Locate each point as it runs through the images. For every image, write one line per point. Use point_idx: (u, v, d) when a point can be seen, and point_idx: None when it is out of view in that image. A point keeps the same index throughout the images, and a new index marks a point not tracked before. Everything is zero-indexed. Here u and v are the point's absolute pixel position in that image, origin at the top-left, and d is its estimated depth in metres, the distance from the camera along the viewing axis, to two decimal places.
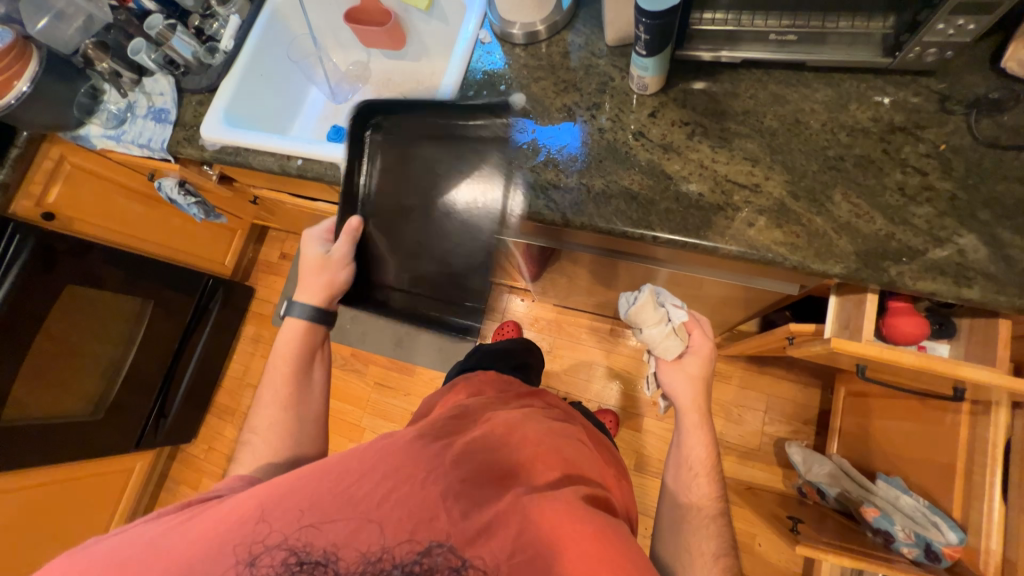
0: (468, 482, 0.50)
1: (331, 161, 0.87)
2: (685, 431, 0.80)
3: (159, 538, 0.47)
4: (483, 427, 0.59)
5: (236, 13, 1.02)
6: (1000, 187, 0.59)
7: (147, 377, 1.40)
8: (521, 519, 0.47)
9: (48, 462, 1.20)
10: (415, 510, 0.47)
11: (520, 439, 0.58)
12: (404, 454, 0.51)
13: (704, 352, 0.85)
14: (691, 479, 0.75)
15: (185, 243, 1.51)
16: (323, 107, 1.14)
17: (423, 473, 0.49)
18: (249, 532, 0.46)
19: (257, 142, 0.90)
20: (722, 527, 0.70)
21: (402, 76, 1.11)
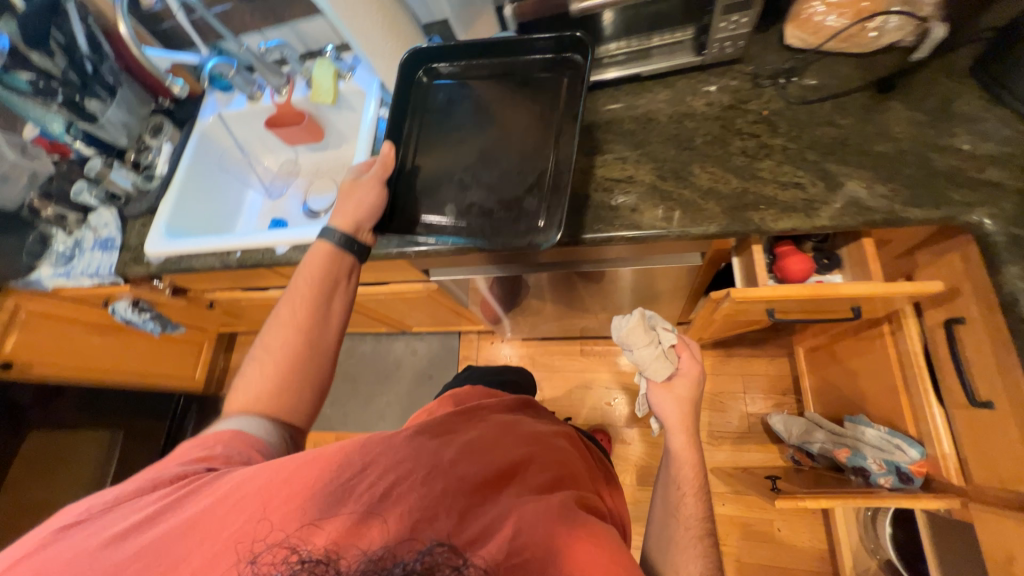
0: (467, 481, 0.48)
1: (267, 245, 0.95)
2: (675, 452, 0.73)
3: (158, 521, 0.46)
4: (477, 429, 0.58)
5: (169, 141, 1.14)
6: (819, 131, 0.69)
7: None
8: (518, 518, 0.45)
9: None
10: (413, 513, 0.44)
11: (513, 441, 0.57)
12: (404, 450, 0.50)
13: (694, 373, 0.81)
14: (678, 497, 0.68)
15: (152, 364, 1.52)
16: (262, 205, 1.24)
17: (424, 471, 0.48)
18: (249, 528, 0.44)
19: (196, 245, 0.98)
20: (710, 549, 0.62)
21: (329, 163, 1.23)
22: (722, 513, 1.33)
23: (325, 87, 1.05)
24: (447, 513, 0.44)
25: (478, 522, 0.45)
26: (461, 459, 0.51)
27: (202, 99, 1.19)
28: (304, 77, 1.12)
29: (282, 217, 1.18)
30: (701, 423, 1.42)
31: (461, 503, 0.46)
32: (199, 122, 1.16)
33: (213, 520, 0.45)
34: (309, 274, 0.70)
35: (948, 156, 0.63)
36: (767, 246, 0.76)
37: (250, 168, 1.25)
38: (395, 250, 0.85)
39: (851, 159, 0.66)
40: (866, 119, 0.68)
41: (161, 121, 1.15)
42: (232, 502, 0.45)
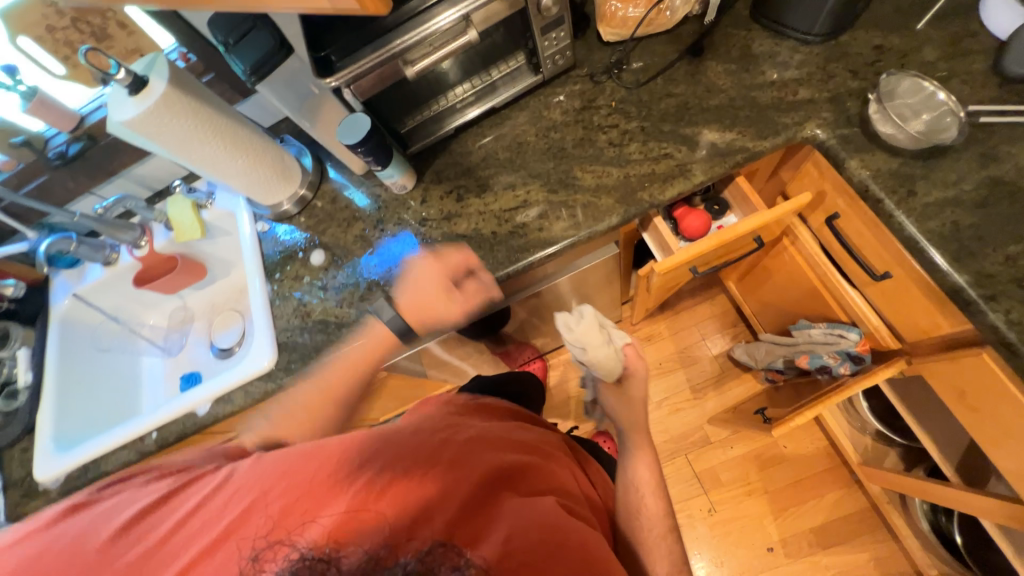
0: (454, 480, 0.47)
1: (188, 410, 0.85)
2: (631, 451, 0.73)
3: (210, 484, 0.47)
4: (483, 427, 0.58)
5: (24, 345, 0.98)
6: (664, 103, 0.77)
7: None
8: (505, 521, 0.46)
9: None
10: (429, 506, 0.45)
11: (511, 444, 0.56)
12: (407, 450, 0.49)
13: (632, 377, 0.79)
14: (638, 498, 0.66)
15: None
16: (164, 369, 1.10)
17: (419, 470, 0.47)
18: (252, 509, 0.44)
19: (103, 445, 0.87)
20: (673, 542, 0.63)
21: (222, 295, 1.13)
22: (733, 456, 1.38)
23: (187, 222, 0.97)
24: (459, 505, 0.45)
25: (485, 523, 0.45)
26: (473, 451, 0.52)
27: (49, 283, 1.05)
28: (161, 221, 1.04)
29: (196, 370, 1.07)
30: (681, 383, 1.49)
31: (486, 516, 0.46)
32: (53, 309, 1.01)
33: (239, 480, 0.47)
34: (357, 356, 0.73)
35: (768, 90, 0.72)
36: (665, 216, 0.82)
37: (143, 330, 1.13)
38: (329, 358, 0.79)
39: (697, 119, 0.74)
40: (695, 82, 0.76)
41: (6, 327, 0.99)
42: (250, 485, 0.46)
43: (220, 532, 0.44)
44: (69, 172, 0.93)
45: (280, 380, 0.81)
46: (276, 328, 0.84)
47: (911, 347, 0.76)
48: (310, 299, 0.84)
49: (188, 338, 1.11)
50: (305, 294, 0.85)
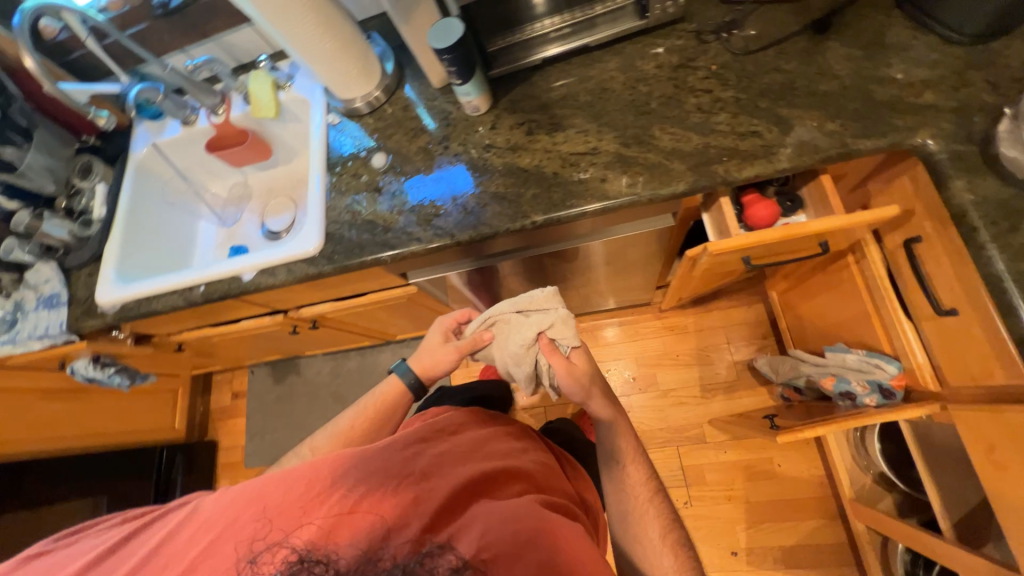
0: (427, 492, 0.57)
1: (234, 274, 0.91)
2: (615, 435, 0.88)
3: (220, 503, 0.57)
4: (452, 441, 0.68)
5: (102, 181, 1.06)
6: (768, 78, 0.71)
7: None
8: (479, 521, 0.56)
9: None
10: (408, 514, 0.55)
11: (479, 453, 0.67)
12: (381, 467, 0.59)
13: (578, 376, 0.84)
14: (624, 474, 0.86)
15: (120, 422, 1.57)
16: (217, 235, 1.18)
17: (392, 482, 0.58)
18: (259, 528, 0.54)
19: (157, 286, 0.95)
20: (660, 503, 0.84)
21: (280, 180, 1.19)
22: (723, 461, 1.39)
23: (264, 100, 0.98)
24: (434, 511, 0.56)
25: (457, 520, 0.56)
26: (438, 466, 0.62)
27: (132, 129, 1.11)
28: (240, 92, 1.05)
29: (245, 243, 1.15)
30: (692, 379, 1.48)
31: (460, 519, 0.56)
32: (132, 155, 1.08)
33: (243, 501, 0.56)
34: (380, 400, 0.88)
35: (887, 86, 0.66)
36: (733, 198, 0.79)
37: (204, 197, 1.19)
38: (370, 258, 0.82)
39: (800, 102, 0.69)
40: (808, 61, 0.70)
41: (89, 161, 1.06)
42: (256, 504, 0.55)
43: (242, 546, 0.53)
44: (168, 24, 0.96)
45: (322, 266, 0.85)
46: (326, 218, 0.87)
47: (952, 393, 0.72)
48: (364, 199, 0.87)
49: (243, 213, 1.18)
50: (359, 192, 0.88)
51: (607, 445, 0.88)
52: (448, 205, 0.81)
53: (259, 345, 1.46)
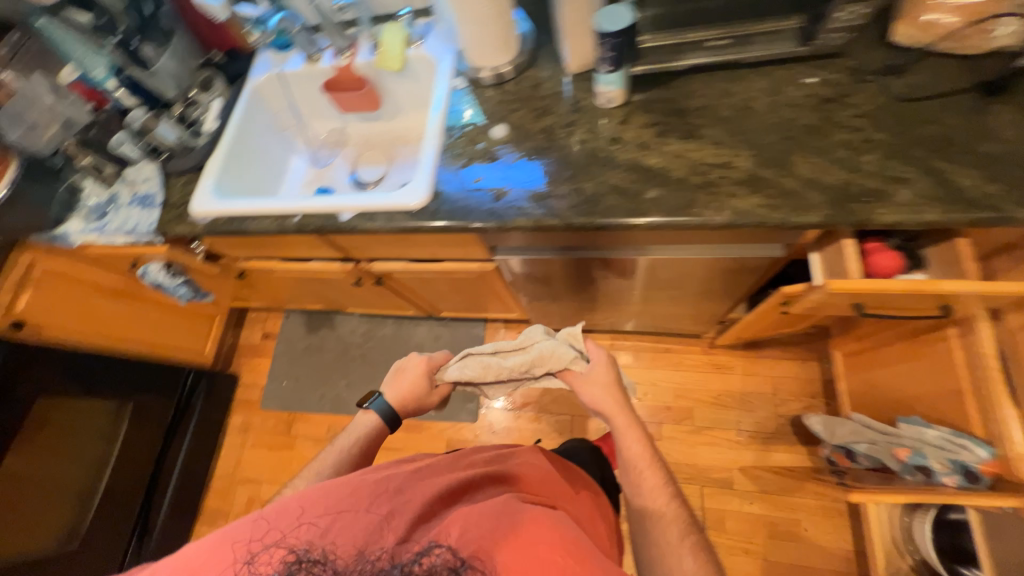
0: (409, 496, 0.56)
1: (331, 211, 0.92)
2: (623, 432, 0.88)
3: (185, 553, 0.51)
4: (429, 459, 0.67)
5: (220, 98, 1.09)
6: (924, 129, 0.70)
7: (134, 465, 1.49)
8: (469, 516, 0.53)
9: None
10: (390, 517, 0.53)
11: (459, 466, 0.66)
12: (353, 479, 0.57)
13: (591, 385, 0.92)
14: (639, 476, 0.82)
15: (157, 334, 1.60)
16: (307, 173, 1.21)
17: (369, 491, 0.55)
18: (235, 554, 0.50)
19: (253, 207, 0.95)
20: (680, 508, 0.79)
21: (379, 134, 1.22)
22: (746, 512, 1.35)
23: (395, 52, 1.01)
24: (419, 511, 0.54)
25: (446, 519, 0.54)
26: (414, 476, 0.60)
27: (256, 56, 1.14)
28: (369, 41, 1.08)
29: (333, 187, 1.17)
30: (729, 422, 1.44)
31: (450, 516, 0.54)
32: (252, 78, 1.10)
33: (209, 546, 0.51)
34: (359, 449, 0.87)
35: None
36: (856, 242, 0.77)
37: (302, 133, 1.22)
38: (474, 224, 0.82)
39: (956, 158, 0.67)
40: (970, 121, 0.69)
41: (211, 76, 1.10)
42: (225, 539, 0.51)
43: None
44: None
45: (423, 222, 0.85)
46: (437, 176, 0.88)
47: None
48: (477, 165, 0.87)
49: (336, 158, 1.21)
50: (473, 159, 0.88)
51: (622, 452, 0.87)
52: (535, 184, 0.82)
53: (312, 290, 1.47)
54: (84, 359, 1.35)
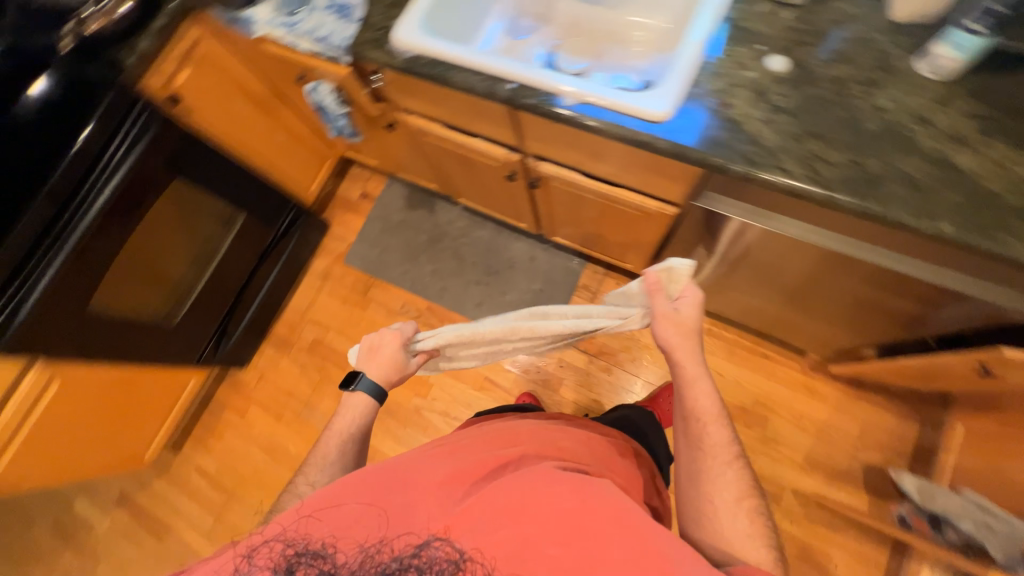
0: (426, 490, 0.70)
1: (550, 90, 0.82)
2: (692, 384, 0.81)
3: (221, 559, 0.64)
4: (454, 445, 0.80)
5: None
6: None
7: (229, 271, 1.56)
8: (478, 508, 0.66)
9: (111, 353, 1.29)
10: (401, 508, 0.67)
11: (476, 450, 0.78)
12: (372, 477, 0.71)
13: (671, 330, 0.83)
14: (703, 429, 0.78)
15: (278, 156, 1.60)
16: (500, 39, 1.08)
17: (385, 493, 0.69)
18: (265, 541, 0.65)
19: (464, 57, 0.85)
20: (741, 470, 0.75)
21: (592, 23, 1.08)
22: (782, 530, 1.36)
23: None
24: (428, 502, 0.68)
25: (459, 510, 0.67)
26: (437, 465, 0.74)
27: None
28: None
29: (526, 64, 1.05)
30: (800, 445, 1.41)
31: (461, 506, 0.67)
32: None
33: (244, 541, 0.66)
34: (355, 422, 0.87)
35: None
36: None
37: None
38: (718, 162, 0.72)
39: None
40: None
41: None
42: (257, 535, 0.66)
43: (254, 553, 0.64)
44: None
45: (657, 137, 0.76)
46: (689, 90, 0.76)
47: None
48: (740, 95, 0.75)
49: (537, 33, 1.08)
50: (738, 85, 0.76)
51: (690, 404, 0.80)
52: (762, 116, 0.73)
53: (444, 167, 1.41)
54: (218, 157, 1.35)
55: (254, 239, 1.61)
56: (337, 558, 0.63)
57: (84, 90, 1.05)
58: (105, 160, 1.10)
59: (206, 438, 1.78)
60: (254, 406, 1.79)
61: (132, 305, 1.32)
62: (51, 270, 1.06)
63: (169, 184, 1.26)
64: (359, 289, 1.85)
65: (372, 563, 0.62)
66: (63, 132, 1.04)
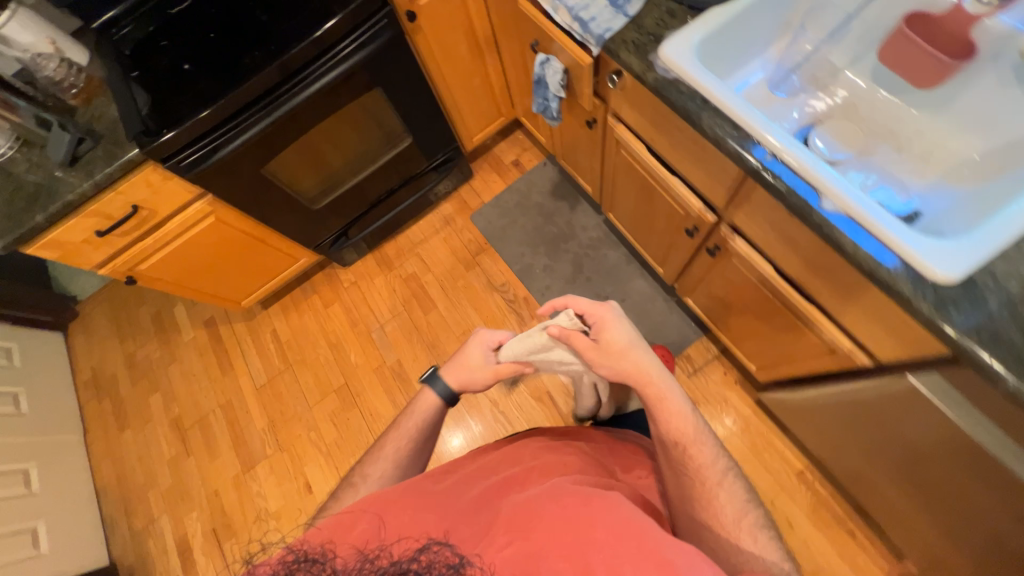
0: (439, 509, 0.70)
1: (809, 183, 0.70)
2: (657, 407, 0.81)
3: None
4: (468, 480, 0.81)
5: None
6: None
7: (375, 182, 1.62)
8: (495, 522, 0.66)
9: (262, 212, 1.41)
10: (415, 520, 0.67)
11: (490, 482, 0.79)
12: (390, 496, 0.73)
13: (626, 361, 0.84)
14: (684, 453, 0.77)
15: (464, 99, 1.61)
16: (759, 86, 0.95)
17: (400, 508, 0.70)
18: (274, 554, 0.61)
19: (728, 104, 0.75)
20: (740, 487, 0.77)
21: (873, 109, 0.91)
22: None
23: None
24: (444, 518, 0.68)
25: (472, 529, 0.66)
26: (451, 493, 0.76)
27: None
28: None
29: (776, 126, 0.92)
30: None
31: (474, 527, 0.66)
32: None
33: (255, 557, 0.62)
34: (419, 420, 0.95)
35: None
36: None
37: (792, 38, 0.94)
38: (996, 370, 0.58)
39: None
40: None
41: None
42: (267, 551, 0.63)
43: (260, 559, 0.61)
44: None
45: (925, 299, 0.62)
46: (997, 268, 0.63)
47: None
48: None
49: (803, 97, 0.94)
50: None
51: (663, 427, 0.80)
52: None
53: (615, 183, 1.33)
54: (418, 81, 1.37)
55: (408, 163, 1.65)
56: (337, 563, 0.56)
57: None
58: (332, 52, 1.15)
59: (290, 311, 1.93)
60: (338, 304, 1.90)
61: (293, 180, 1.43)
62: (254, 127, 1.17)
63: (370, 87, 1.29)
64: (471, 248, 1.86)
65: (372, 565, 0.55)
66: (313, 16, 1.10)
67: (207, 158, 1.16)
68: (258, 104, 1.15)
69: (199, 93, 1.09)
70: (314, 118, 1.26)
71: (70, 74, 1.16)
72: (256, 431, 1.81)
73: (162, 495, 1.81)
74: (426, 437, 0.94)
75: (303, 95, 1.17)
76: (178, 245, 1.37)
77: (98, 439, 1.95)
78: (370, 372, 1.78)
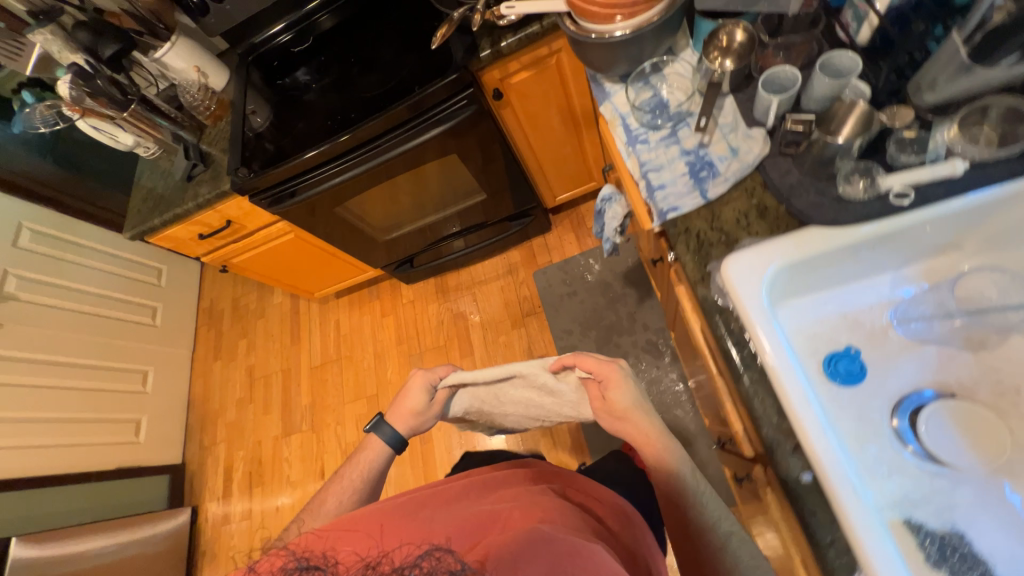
0: (430, 524, 0.67)
1: (852, 540, 0.50)
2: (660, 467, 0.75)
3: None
4: (455, 493, 0.77)
5: (966, 158, 0.56)
6: None
7: (444, 225, 1.62)
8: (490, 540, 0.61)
9: (333, 240, 1.52)
10: (408, 536, 0.64)
11: (481, 498, 0.74)
12: (378, 513, 0.70)
13: (622, 411, 0.81)
14: (688, 519, 0.71)
15: (551, 164, 1.49)
16: (870, 310, 0.72)
17: (390, 521, 0.68)
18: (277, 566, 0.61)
19: (780, 378, 0.57)
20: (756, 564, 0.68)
21: None
22: None
23: None
24: (437, 535, 0.64)
25: (470, 547, 0.61)
26: (439, 507, 0.71)
27: None
28: None
29: (872, 373, 0.70)
30: None
31: (469, 541, 0.62)
32: None
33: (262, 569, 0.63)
34: (363, 463, 0.91)
35: None
36: None
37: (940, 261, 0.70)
38: None
39: None
40: None
41: (1008, 113, 0.55)
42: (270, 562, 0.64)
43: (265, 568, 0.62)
44: None
45: None
46: None
47: None
48: None
49: (932, 346, 0.68)
50: None
51: (662, 489, 0.75)
52: None
53: (674, 320, 1.14)
54: (497, 151, 1.29)
55: (479, 215, 1.60)
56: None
57: (431, 65, 1.06)
58: (404, 126, 1.12)
59: (354, 308, 2.10)
60: (392, 317, 2.01)
61: (365, 216, 1.50)
62: (326, 184, 1.23)
63: (443, 155, 1.22)
64: (523, 306, 1.80)
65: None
66: (394, 93, 1.09)
67: (284, 201, 1.26)
68: (330, 163, 1.18)
69: (288, 146, 1.20)
70: (383, 178, 1.27)
71: (205, 103, 1.34)
72: (300, 405, 2.05)
73: (226, 426, 2.19)
74: (377, 477, 0.91)
75: (371, 163, 1.18)
76: (260, 251, 1.54)
77: (199, 359, 2.40)
78: (399, 393, 1.88)
